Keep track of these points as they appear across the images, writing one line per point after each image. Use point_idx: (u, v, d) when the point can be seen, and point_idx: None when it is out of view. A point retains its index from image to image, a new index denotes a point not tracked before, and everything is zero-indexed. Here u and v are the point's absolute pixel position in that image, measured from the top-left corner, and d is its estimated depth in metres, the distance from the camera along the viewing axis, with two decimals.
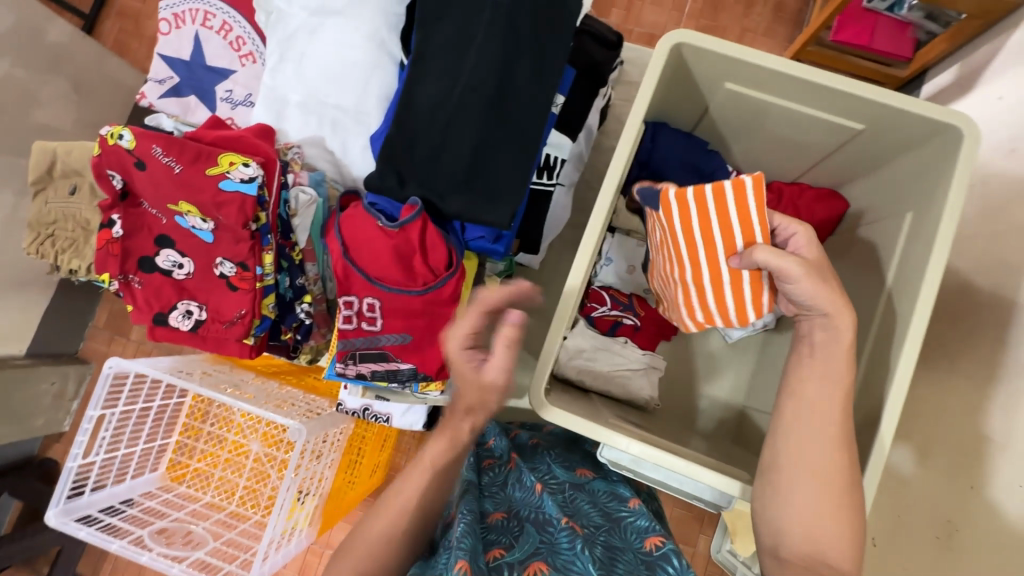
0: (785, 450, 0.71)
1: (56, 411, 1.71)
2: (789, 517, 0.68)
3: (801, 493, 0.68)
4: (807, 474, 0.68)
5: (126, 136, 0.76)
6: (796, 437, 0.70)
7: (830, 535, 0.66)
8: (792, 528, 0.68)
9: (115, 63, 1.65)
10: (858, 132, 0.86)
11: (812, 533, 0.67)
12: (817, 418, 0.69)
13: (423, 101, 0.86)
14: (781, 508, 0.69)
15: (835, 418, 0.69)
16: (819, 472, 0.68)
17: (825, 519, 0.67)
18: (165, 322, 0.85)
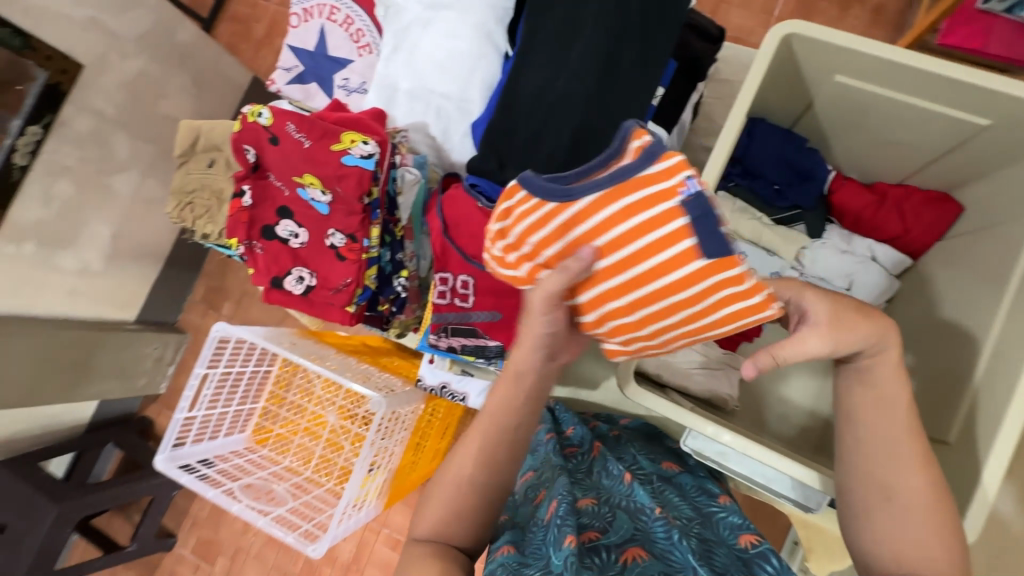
0: (849, 470, 0.67)
1: (154, 374, 1.89)
2: (882, 535, 0.63)
3: (885, 513, 0.63)
4: (878, 500, 0.64)
5: (265, 114, 0.84)
6: (869, 455, 0.66)
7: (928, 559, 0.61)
8: (887, 549, 0.63)
9: (230, 61, 1.82)
10: (981, 128, 0.82)
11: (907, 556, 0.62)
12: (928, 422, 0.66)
13: (526, 89, 0.91)
14: (864, 529, 0.65)
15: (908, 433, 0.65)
16: (918, 489, 0.63)
17: (925, 540, 0.61)
18: (281, 285, 0.93)
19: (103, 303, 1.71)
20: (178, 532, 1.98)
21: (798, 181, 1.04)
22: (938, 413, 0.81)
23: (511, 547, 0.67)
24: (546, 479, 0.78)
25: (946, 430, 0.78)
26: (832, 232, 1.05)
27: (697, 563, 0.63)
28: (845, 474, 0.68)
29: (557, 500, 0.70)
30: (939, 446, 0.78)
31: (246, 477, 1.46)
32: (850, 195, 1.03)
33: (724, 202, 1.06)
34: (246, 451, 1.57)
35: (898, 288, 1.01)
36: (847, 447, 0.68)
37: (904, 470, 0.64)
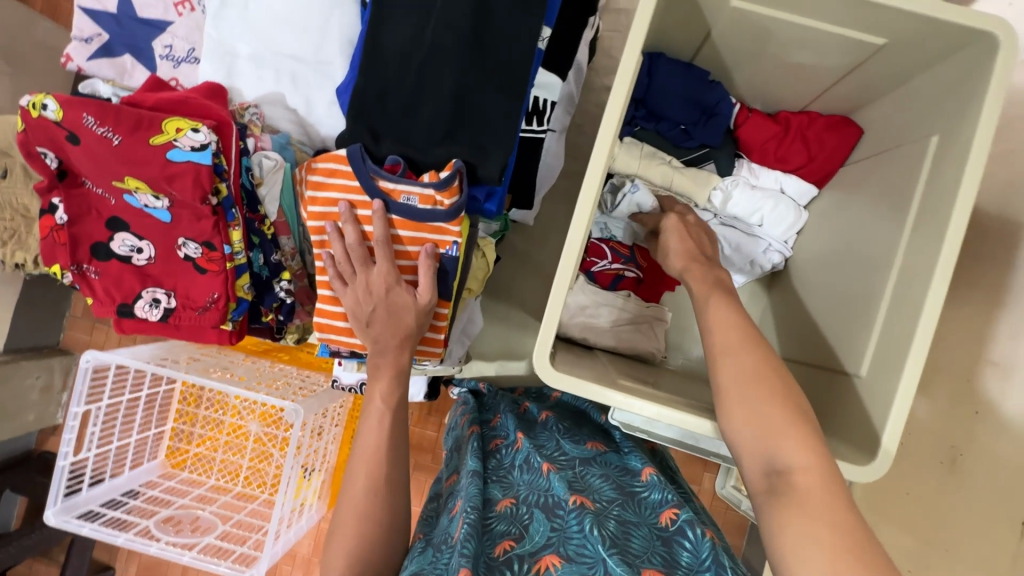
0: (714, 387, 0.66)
1: (45, 405, 1.65)
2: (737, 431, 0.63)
3: (738, 413, 0.63)
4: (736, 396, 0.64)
5: (51, 106, 0.65)
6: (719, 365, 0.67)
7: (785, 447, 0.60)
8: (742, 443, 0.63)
9: (46, 27, 1.48)
10: (878, 49, 0.78)
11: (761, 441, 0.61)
12: None
13: (389, 43, 0.76)
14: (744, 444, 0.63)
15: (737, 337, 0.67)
16: (758, 381, 0.63)
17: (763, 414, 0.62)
18: (131, 313, 0.78)
19: None
20: (113, 565, 1.83)
21: (704, 118, 0.98)
22: (846, 346, 0.82)
23: None
24: (460, 487, 0.78)
25: (857, 362, 0.79)
26: (741, 167, 1.03)
27: (606, 553, 0.63)
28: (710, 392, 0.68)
29: (463, 519, 0.68)
30: (849, 377, 0.80)
31: (165, 509, 1.32)
32: (755, 128, 0.99)
33: (631, 148, 1.00)
34: (162, 479, 1.42)
35: (807, 219, 1.01)
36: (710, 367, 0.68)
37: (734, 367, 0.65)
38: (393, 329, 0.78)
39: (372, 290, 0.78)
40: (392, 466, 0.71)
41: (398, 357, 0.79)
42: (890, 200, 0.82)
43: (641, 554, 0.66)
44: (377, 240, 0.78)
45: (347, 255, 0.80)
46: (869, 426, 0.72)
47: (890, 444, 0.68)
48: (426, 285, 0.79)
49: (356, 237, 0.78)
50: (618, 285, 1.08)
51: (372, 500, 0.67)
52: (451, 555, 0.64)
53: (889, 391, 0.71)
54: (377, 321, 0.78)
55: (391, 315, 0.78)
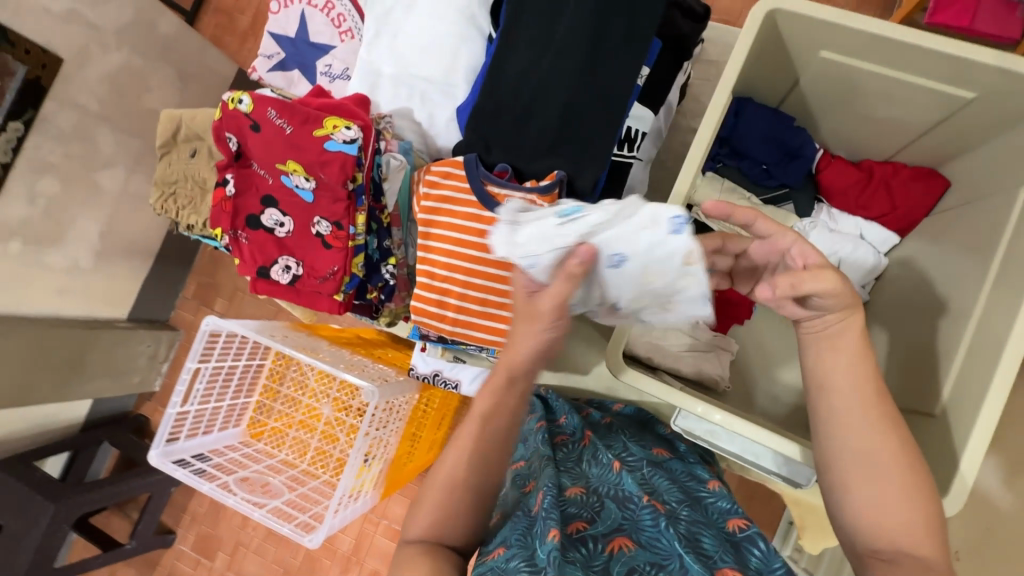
0: (831, 450, 0.68)
1: (149, 371, 1.89)
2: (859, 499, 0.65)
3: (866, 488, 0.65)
4: (855, 465, 0.66)
5: (245, 101, 0.83)
6: (840, 428, 0.67)
7: (899, 514, 0.63)
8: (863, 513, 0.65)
9: (213, 53, 1.80)
10: (966, 102, 0.82)
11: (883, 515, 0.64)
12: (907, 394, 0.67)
13: (510, 71, 0.89)
14: (847, 503, 0.66)
15: (869, 402, 0.67)
16: (884, 443, 0.65)
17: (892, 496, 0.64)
18: (267, 275, 0.92)
19: (91, 303, 1.69)
20: (177, 529, 1.98)
21: (786, 160, 1.03)
22: (922, 388, 0.82)
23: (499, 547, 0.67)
24: (535, 470, 0.81)
25: (931, 404, 0.79)
26: (820, 211, 1.05)
27: (682, 550, 0.66)
28: (819, 449, 0.70)
29: (544, 493, 0.72)
30: (922, 418, 0.79)
31: (242, 470, 1.46)
32: (838, 173, 1.03)
33: (712, 182, 1.05)
34: (241, 445, 1.57)
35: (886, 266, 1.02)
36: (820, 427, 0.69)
37: (860, 437, 0.66)
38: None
39: None
40: None
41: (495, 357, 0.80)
42: (975, 248, 0.83)
43: (713, 555, 0.68)
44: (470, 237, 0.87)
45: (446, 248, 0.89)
46: (942, 465, 0.71)
47: (961, 480, 0.68)
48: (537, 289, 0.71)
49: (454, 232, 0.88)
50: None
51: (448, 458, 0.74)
52: (533, 522, 0.68)
53: (965, 430, 0.70)
54: None
55: None
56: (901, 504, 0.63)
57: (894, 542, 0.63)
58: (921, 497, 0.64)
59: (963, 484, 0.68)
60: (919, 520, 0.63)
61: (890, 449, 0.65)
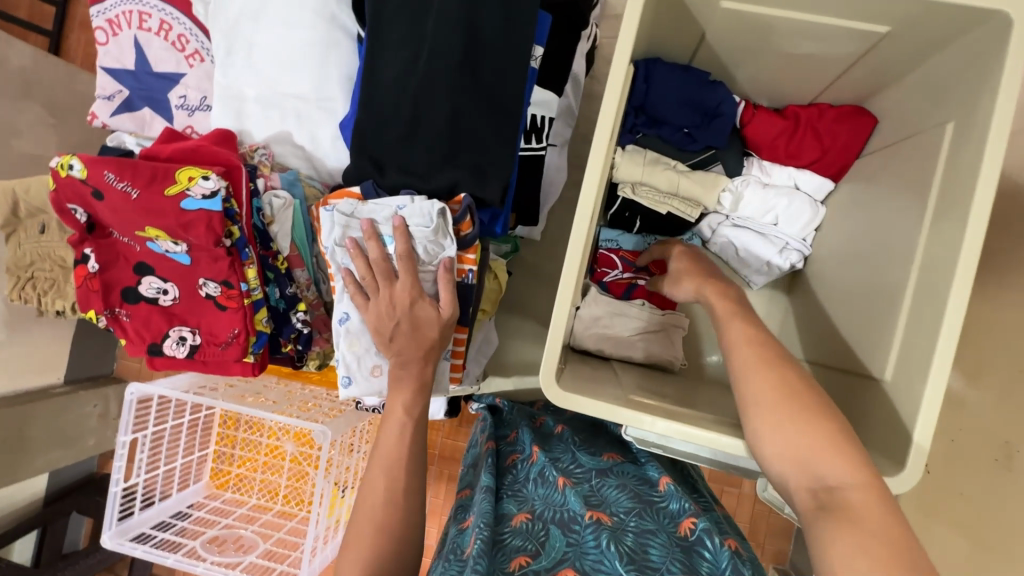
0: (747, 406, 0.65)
1: (105, 431, 1.75)
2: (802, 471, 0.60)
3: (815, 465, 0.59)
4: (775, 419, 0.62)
5: (77, 166, 0.71)
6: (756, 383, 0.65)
7: (829, 463, 0.58)
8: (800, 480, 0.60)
9: (86, 79, 1.59)
10: (884, 35, 0.75)
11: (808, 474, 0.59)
12: None
13: (383, 76, 0.78)
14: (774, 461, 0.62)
15: (760, 360, 0.66)
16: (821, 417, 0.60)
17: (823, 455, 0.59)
18: (160, 351, 0.83)
19: (19, 375, 1.55)
20: None
21: (707, 120, 0.96)
22: (871, 345, 0.79)
23: None
24: (475, 503, 0.78)
25: (882, 364, 0.75)
26: (751, 166, 1.01)
27: (623, 568, 0.64)
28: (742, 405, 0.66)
29: (476, 535, 0.68)
30: (874, 380, 0.76)
31: (211, 529, 1.38)
32: (764, 125, 0.96)
33: (633, 156, 0.97)
34: (208, 500, 1.48)
35: (825, 214, 0.98)
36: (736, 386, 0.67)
37: (774, 382, 0.64)
38: (417, 344, 0.77)
39: (396, 303, 0.77)
40: (404, 480, 0.72)
41: (422, 370, 0.78)
42: (908, 189, 0.78)
43: (659, 567, 0.66)
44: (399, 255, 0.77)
45: (369, 268, 0.79)
46: (899, 427, 0.69)
47: (917, 448, 0.65)
48: (446, 298, 0.78)
49: (379, 252, 0.78)
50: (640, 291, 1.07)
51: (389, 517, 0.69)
52: (464, 569, 0.65)
53: (915, 394, 0.67)
54: (400, 335, 0.77)
55: (415, 328, 0.77)
56: (829, 451, 0.59)
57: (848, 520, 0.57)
58: (848, 443, 0.59)
59: (920, 450, 0.65)
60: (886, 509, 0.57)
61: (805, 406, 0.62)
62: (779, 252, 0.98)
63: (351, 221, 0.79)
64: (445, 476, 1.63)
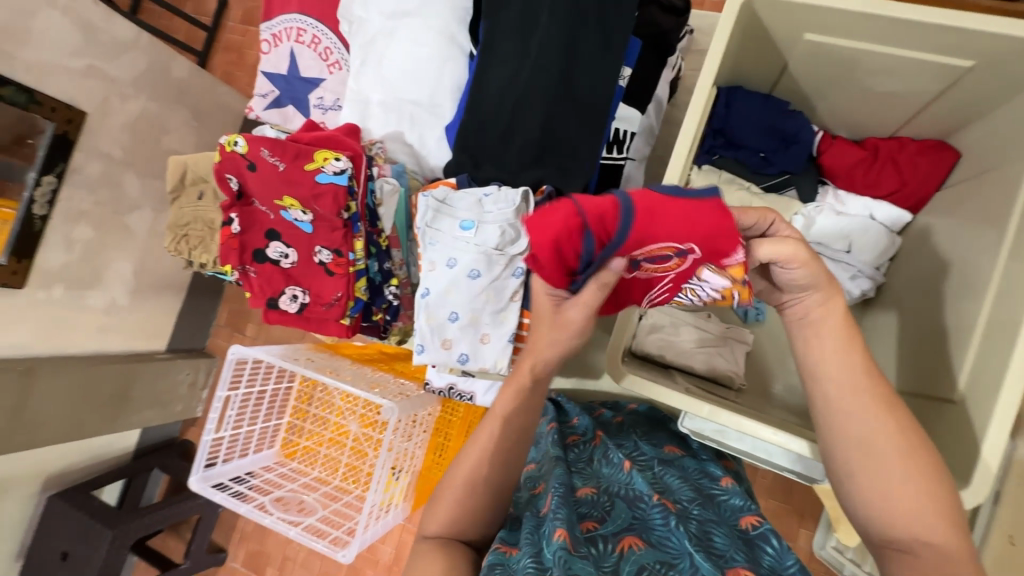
0: (834, 440, 0.63)
1: (191, 399, 1.95)
2: (874, 503, 0.60)
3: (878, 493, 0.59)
4: (863, 452, 0.60)
5: (241, 142, 0.87)
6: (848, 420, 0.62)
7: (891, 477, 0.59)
8: (880, 511, 0.59)
9: (225, 90, 1.87)
10: (965, 71, 0.78)
11: (894, 512, 0.58)
12: None
13: (491, 85, 0.90)
14: (857, 496, 0.61)
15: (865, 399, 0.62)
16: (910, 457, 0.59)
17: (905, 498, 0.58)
18: (276, 305, 0.96)
19: (132, 337, 1.79)
20: (227, 548, 2.06)
21: (783, 146, 1.01)
22: (941, 370, 0.79)
23: (507, 545, 0.64)
24: (545, 470, 0.81)
25: (950, 390, 0.75)
26: (826, 194, 1.02)
27: (692, 548, 0.64)
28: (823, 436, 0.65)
29: (553, 493, 0.70)
30: (942, 405, 0.76)
31: (277, 490, 1.51)
32: (839, 153, 1.00)
33: (709, 174, 1.03)
34: (276, 465, 1.62)
35: (901, 244, 0.99)
36: (820, 420, 0.65)
37: (866, 421, 0.61)
38: None
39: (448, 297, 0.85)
40: None
41: None
42: (988, 220, 0.78)
43: (725, 553, 0.65)
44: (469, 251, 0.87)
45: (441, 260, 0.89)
46: (964, 449, 0.68)
47: (983, 472, 0.65)
48: None
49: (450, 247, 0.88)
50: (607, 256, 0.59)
51: None
52: (542, 522, 0.65)
53: (985, 415, 0.67)
54: None
55: None
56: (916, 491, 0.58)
57: (908, 526, 0.58)
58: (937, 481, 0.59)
59: (987, 471, 0.65)
60: (950, 522, 0.57)
61: (896, 434, 0.60)
62: (852, 278, 0.98)
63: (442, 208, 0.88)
64: None
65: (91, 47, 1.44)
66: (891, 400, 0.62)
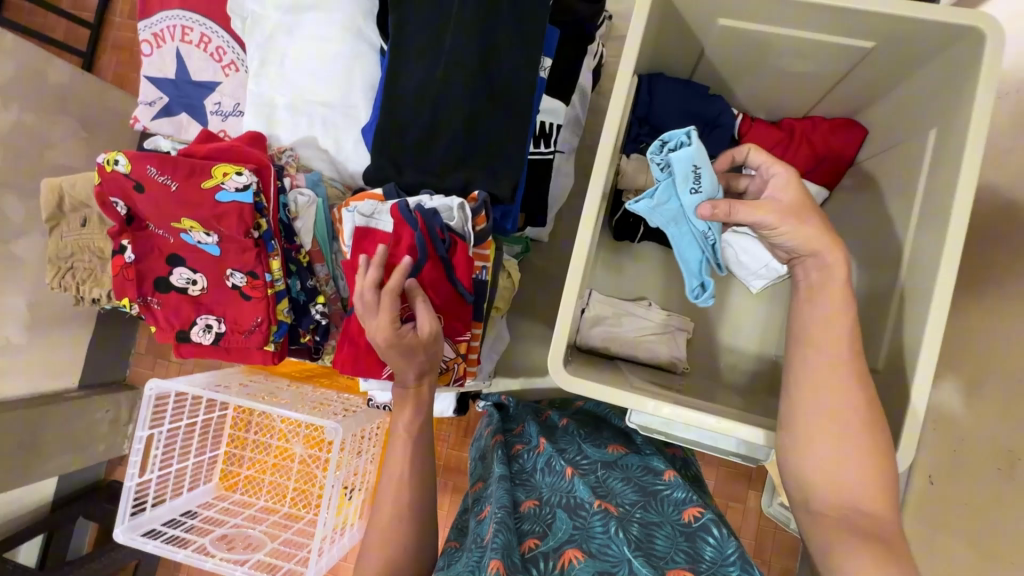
0: (798, 407, 0.66)
1: (113, 436, 1.77)
2: (829, 468, 0.63)
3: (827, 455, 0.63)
4: (822, 426, 0.64)
5: (122, 161, 0.77)
6: (789, 391, 0.68)
7: None
8: (828, 479, 0.63)
9: (117, 95, 1.68)
10: (869, 51, 0.81)
11: (833, 472, 0.63)
12: (835, 364, 0.65)
13: (405, 83, 0.84)
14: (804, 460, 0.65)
15: (840, 377, 0.65)
16: (850, 424, 0.63)
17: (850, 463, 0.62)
18: (188, 338, 0.88)
19: (35, 378, 1.59)
20: None
21: (707, 130, 1.01)
22: (866, 340, 0.82)
23: None
24: (489, 492, 0.79)
25: (875, 358, 0.79)
26: None
27: (631, 555, 0.63)
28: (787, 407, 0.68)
29: (494, 519, 0.68)
30: (868, 373, 0.80)
31: (218, 528, 1.40)
32: (759, 135, 1.01)
33: (638, 162, 1.00)
34: (217, 500, 1.49)
35: (820, 220, 1.02)
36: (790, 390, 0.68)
37: (828, 391, 0.65)
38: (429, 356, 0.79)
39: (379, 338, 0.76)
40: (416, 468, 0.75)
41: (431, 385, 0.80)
42: (896, 193, 0.82)
43: (665, 556, 0.66)
44: (391, 288, 0.76)
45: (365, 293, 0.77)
46: (891, 414, 0.72)
47: (907, 436, 0.68)
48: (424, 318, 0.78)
49: (374, 280, 0.77)
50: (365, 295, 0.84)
51: (398, 496, 0.71)
52: (484, 554, 0.64)
53: (906, 380, 0.70)
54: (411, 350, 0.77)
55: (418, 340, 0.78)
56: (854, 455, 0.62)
57: None
58: None
59: (912, 435, 0.68)
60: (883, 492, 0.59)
61: None
62: None
63: (371, 222, 0.83)
64: (449, 486, 1.64)
65: None
66: (828, 380, 0.63)
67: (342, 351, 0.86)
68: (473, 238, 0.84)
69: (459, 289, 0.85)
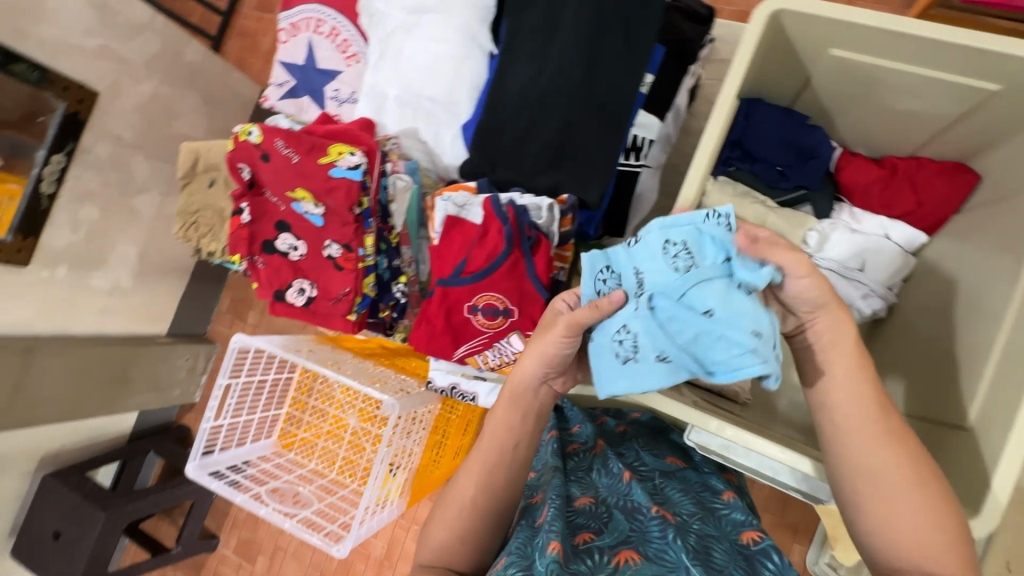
0: (845, 459, 0.60)
1: (189, 384, 1.93)
2: (895, 528, 0.56)
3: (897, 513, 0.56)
4: (868, 483, 0.58)
5: (254, 132, 0.87)
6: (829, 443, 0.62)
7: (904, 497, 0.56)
8: (901, 544, 0.56)
9: (238, 77, 1.84)
10: (992, 93, 0.77)
11: (902, 533, 0.56)
12: None
13: (510, 85, 0.89)
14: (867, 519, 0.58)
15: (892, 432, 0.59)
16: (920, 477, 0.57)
17: (911, 524, 0.56)
18: (283, 298, 0.96)
19: (134, 321, 1.77)
20: (218, 534, 1.97)
21: (802, 160, 1.00)
22: (954, 395, 0.77)
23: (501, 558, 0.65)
24: (542, 481, 0.80)
25: (964, 414, 0.74)
26: (840, 211, 1.00)
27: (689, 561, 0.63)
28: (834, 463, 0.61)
29: (549, 505, 0.70)
30: (954, 430, 0.75)
31: (273, 481, 1.49)
32: (858, 170, 0.99)
33: (724, 186, 1.00)
34: (273, 456, 1.60)
35: (915, 265, 0.96)
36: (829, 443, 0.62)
37: (882, 450, 0.58)
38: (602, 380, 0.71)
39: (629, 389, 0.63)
40: None
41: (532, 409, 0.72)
42: (1006, 243, 0.77)
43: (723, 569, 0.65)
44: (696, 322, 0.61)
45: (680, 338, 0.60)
46: (974, 475, 0.67)
47: (991, 501, 0.64)
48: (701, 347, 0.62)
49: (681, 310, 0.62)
50: (451, 279, 0.89)
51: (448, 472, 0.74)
52: (536, 533, 0.67)
53: (997, 442, 0.66)
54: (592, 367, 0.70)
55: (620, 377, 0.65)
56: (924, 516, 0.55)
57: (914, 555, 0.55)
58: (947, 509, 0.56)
59: (997, 499, 0.63)
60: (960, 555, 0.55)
61: (908, 455, 0.58)
62: (863, 297, 0.94)
63: (463, 212, 0.88)
64: None
65: (105, 26, 1.41)
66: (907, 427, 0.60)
67: (420, 328, 0.91)
68: (556, 238, 0.89)
69: (537, 285, 0.88)
